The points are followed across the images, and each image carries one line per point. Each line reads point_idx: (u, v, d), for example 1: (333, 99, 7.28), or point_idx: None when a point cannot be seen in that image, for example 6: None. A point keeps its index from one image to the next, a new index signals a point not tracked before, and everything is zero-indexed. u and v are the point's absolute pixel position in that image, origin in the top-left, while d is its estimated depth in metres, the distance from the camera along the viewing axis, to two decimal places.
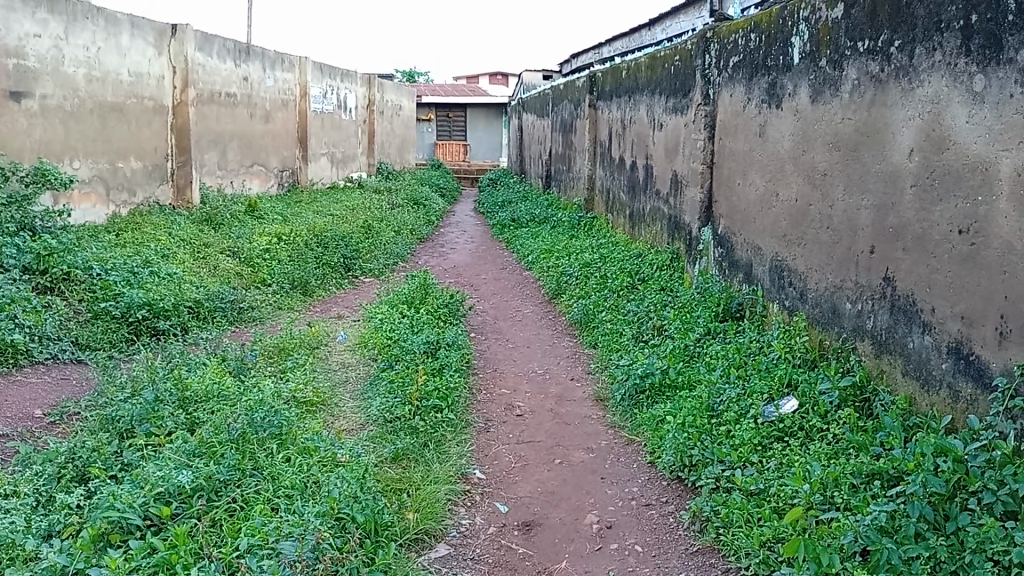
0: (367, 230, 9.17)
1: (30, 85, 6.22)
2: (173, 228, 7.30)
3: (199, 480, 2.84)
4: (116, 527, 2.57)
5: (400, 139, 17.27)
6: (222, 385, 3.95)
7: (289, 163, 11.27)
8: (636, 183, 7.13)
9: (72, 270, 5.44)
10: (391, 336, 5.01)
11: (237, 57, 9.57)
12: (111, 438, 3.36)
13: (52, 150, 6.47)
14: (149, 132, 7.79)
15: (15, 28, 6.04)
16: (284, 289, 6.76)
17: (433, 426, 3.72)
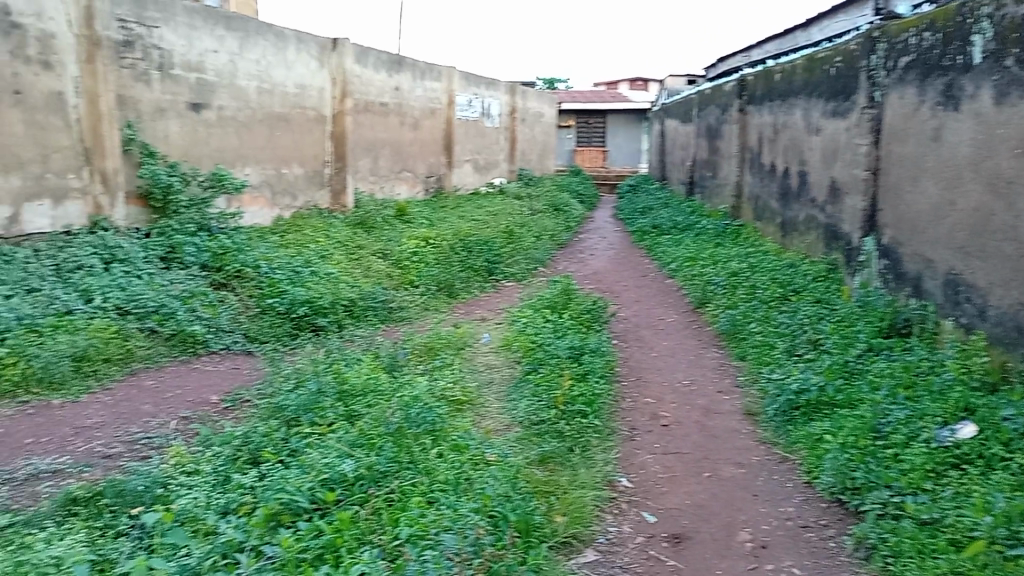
0: (510, 235, 9.35)
1: (209, 97, 6.79)
2: (331, 230, 7.74)
3: (360, 470, 3.01)
4: (287, 509, 2.75)
5: (541, 145, 17.46)
6: (378, 381, 4.14)
7: (435, 169, 11.66)
8: (789, 190, 6.85)
9: (243, 268, 5.89)
10: (536, 340, 5.07)
11: (391, 67, 10.02)
12: (279, 425, 3.59)
13: (227, 157, 7.03)
14: (311, 140, 8.30)
15: (197, 45, 6.61)
16: (431, 291, 7.01)
17: (578, 431, 3.74)
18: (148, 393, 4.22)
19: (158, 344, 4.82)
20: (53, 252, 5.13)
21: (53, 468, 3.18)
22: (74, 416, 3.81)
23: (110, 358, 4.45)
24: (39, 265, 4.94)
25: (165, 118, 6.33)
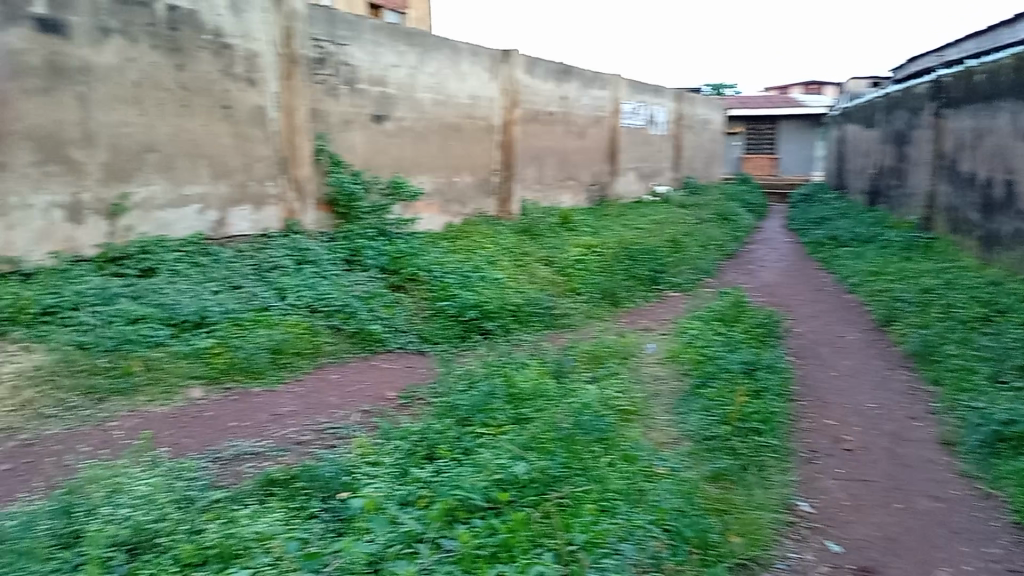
0: (675, 244, 9.17)
1: (390, 109, 7.18)
2: (498, 237, 7.94)
3: (533, 472, 3.07)
4: (462, 506, 2.84)
5: (708, 153, 17.01)
6: (546, 387, 4.19)
7: (599, 177, 11.67)
8: (993, 201, 6.25)
9: (417, 272, 6.17)
10: (705, 353, 4.94)
11: (559, 77, 10.14)
12: (453, 424, 3.72)
13: (404, 166, 7.40)
14: (481, 149, 8.56)
15: (380, 60, 7.01)
16: (595, 299, 7.01)
17: (753, 449, 3.60)
18: (333, 387, 4.50)
19: (342, 341, 5.13)
20: (253, 253, 5.62)
21: (254, 451, 3.40)
22: (269, 403, 4.12)
23: (301, 352, 4.77)
24: (241, 265, 5.40)
25: (351, 130, 6.76)
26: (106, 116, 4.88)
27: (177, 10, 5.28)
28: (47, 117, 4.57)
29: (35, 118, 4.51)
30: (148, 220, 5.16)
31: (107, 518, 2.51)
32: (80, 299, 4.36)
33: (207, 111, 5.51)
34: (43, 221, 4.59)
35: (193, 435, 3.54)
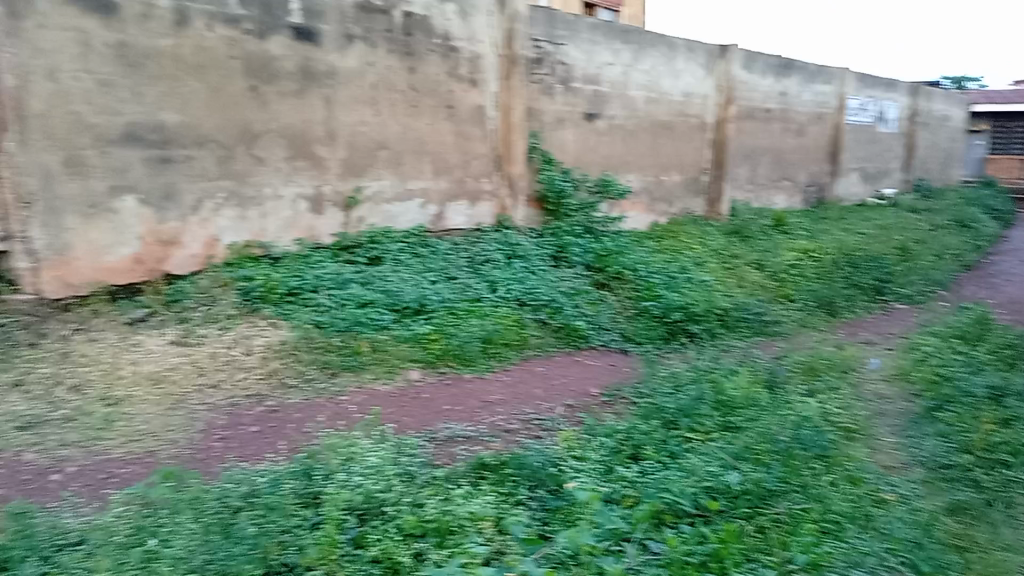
0: (904, 252, 8.39)
1: (602, 107, 7.21)
2: (706, 238, 7.70)
3: (747, 484, 2.95)
4: (670, 509, 2.79)
5: (945, 153, 15.40)
6: (758, 396, 3.99)
7: (817, 178, 10.96)
8: None
9: (623, 271, 6.11)
10: (941, 374, 4.47)
11: (778, 72, 9.65)
12: (659, 425, 3.64)
13: (613, 164, 7.39)
14: (692, 148, 8.35)
15: (596, 59, 7.06)
16: (809, 307, 6.54)
17: (1001, 484, 3.20)
18: (538, 378, 4.53)
19: (548, 335, 5.16)
20: (467, 247, 5.87)
21: (466, 434, 3.54)
22: (481, 390, 4.21)
23: (510, 343, 4.84)
24: (457, 257, 5.67)
25: (564, 128, 6.87)
26: (346, 116, 5.31)
27: (412, 16, 5.61)
28: (298, 117, 5.03)
29: (289, 119, 4.98)
30: (376, 212, 5.58)
31: (342, 483, 2.70)
32: (319, 282, 4.77)
33: (433, 111, 5.84)
34: (291, 211, 5.06)
35: (412, 415, 3.73)
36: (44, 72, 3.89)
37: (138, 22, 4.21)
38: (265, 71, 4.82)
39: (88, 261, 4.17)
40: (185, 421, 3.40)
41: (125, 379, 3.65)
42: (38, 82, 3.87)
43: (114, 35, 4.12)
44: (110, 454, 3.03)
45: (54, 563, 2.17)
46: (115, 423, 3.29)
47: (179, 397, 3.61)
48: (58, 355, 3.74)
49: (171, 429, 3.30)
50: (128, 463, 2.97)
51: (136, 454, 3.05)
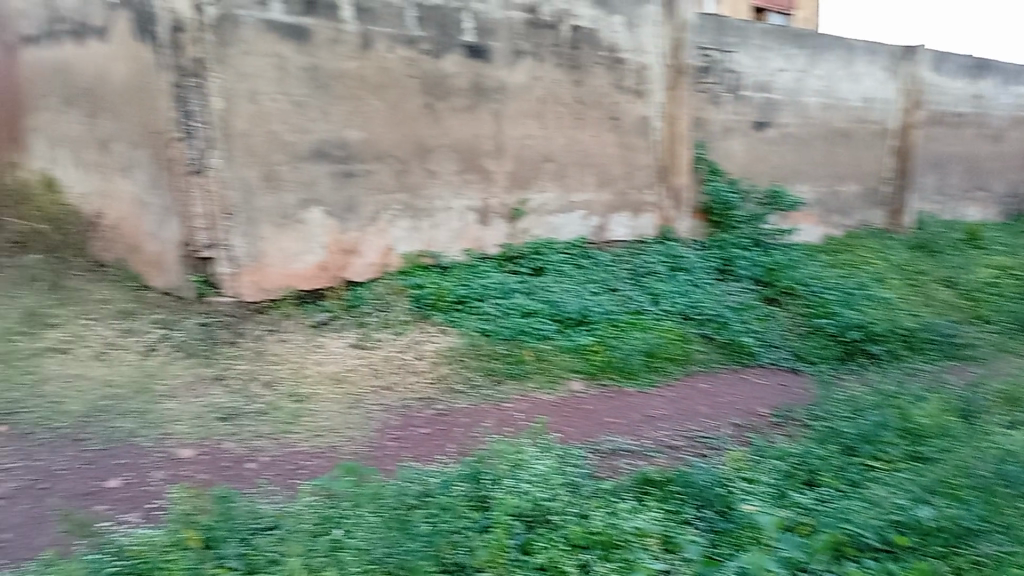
0: None
1: (773, 115, 6.93)
2: (887, 253, 7.18)
3: (941, 521, 2.71)
4: (852, 542, 2.61)
5: None
6: (950, 425, 3.67)
7: (1018, 188, 9.93)
8: None
9: (794, 286, 5.81)
10: None
11: (974, 72, 8.84)
12: (837, 451, 3.42)
13: (784, 174, 7.07)
14: (871, 156, 7.83)
15: (767, 65, 6.80)
16: (1009, 330, 5.92)
17: None
18: (703, 395, 4.38)
19: (712, 351, 4.98)
20: (630, 258, 5.81)
21: (630, 448, 3.49)
22: (644, 405, 4.13)
23: (673, 358, 4.72)
24: (619, 269, 5.61)
25: (732, 137, 6.67)
26: (514, 130, 5.44)
27: (580, 30, 5.66)
28: (469, 131, 5.21)
29: (460, 133, 5.17)
30: (540, 224, 5.66)
31: (510, 489, 2.74)
32: (485, 291, 4.89)
33: (598, 123, 5.86)
34: (460, 222, 5.25)
35: (574, 426, 3.73)
36: (247, 95, 4.26)
37: (328, 47, 4.52)
38: (439, 88, 5.04)
39: (279, 268, 4.53)
40: (363, 420, 3.60)
41: (309, 378, 3.93)
42: (242, 104, 4.25)
43: (307, 59, 4.45)
44: (297, 447, 3.27)
45: (251, 545, 2.35)
46: (301, 418, 3.54)
47: (357, 396, 3.83)
48: (253, 353, 4.09)
49: (351, 426, 3.51)
50: (313, 457, 3.18)
51: (319, 448, 3.27)
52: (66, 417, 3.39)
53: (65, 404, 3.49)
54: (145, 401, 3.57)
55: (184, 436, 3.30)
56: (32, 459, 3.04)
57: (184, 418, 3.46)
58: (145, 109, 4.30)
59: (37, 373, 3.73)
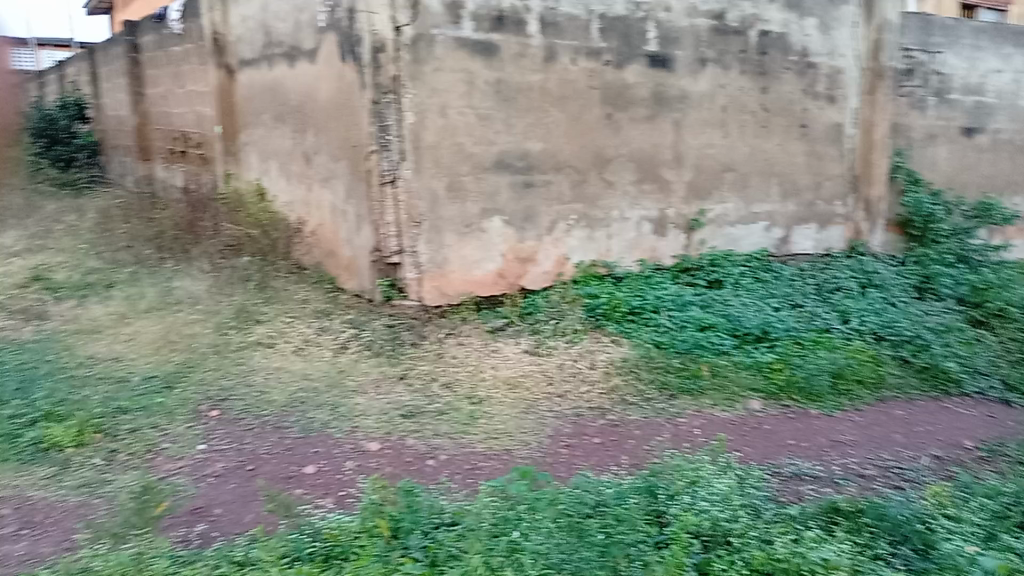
0: None
1: (985, 120, 6.34)
2: None
3: None
4: None
5: None
6: None
7: None
8: None
9: (1007, 307, 5.21)
10: None
11: None
12: None
13: (996, 184, 6.46)
14: None
15: (979, 65, 6.25)
16: None
17: None
18: (898, 422, 4.01)
19: (909, 376, 4.56)
20: (816, 273, 5.48)
21: (815, 474, 3.28)
22: (831, 429, 3.85)
23: (864, 381, 4.37)
24: (803, 284, 5.30)
25: (936, 145, 6.17)
26: (695, 139, 5.33)
27: (768, 35, 5.45)
28: (648, 141, 5.17)
29: (639, 143, 5.14)
30: (719, 235, 5.50)
31: (687, 505, 2.67)
32: (660, 303, 4.81)
33: (784, 131, 5.60)
34: (636, 232, 5.20)
35: (753, 446, 3.57)
36: (437, 109, 4.47)
37: (514, 61, 4.64)
38: (620, 99, 5.03)
39: (460, 274, 4.70)
40: (536, 425, 3.63)
41: (486, 381, 4.03)
42: (432, 118, 4.47)
43: (494, 74, 4.60)
44: (474, 448, 3.36)
45: (433, 539, 2.45)
46: (478, 420, 3.64)
47: (531, 402, 3.85)
48: (434, 355, 4.26)
49: (524, 431, 3.55)
50: (490, 458, 3.26)
51: (495, 450, 3.35)
52: (271, 405, 3.71)
53: (269, 394, 3.82)
54: (337, 395, 3.82)
55: (372, 431, 3.50)
56: (241, 442, 3.35)
57: (371, 413, 3.67)
58: (346, 124, 4.63)
59: (246, 365, 4.11)
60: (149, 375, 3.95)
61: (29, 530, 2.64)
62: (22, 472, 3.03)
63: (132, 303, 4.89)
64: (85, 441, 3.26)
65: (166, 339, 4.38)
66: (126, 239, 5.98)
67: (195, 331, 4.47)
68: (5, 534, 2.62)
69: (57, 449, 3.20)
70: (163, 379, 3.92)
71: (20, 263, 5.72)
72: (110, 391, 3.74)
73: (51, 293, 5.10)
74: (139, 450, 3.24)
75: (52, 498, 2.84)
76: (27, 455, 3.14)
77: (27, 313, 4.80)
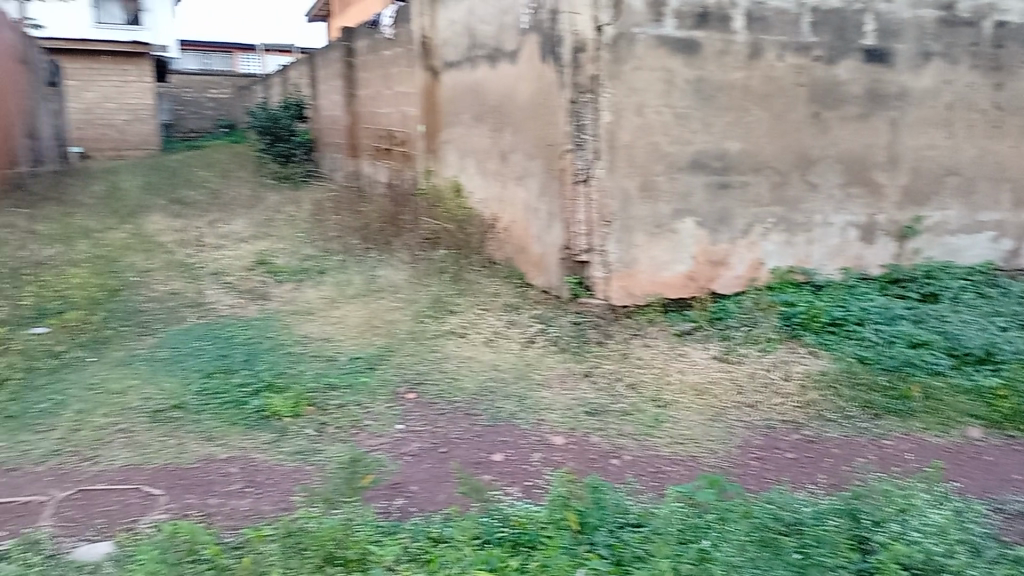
0: None
1: None
2: None
3: None
4: None
5: None
6: None
7: None
8: None
9: None
10: None
11: None
12: None
13: None
14: None
15: None
16: None
17: None
18: None
19: None
20: None
21: None
22: None
23: None
24: None
25: None
26: (912, 140, 4.92)
27: (1006, 25, 4.94)
28: (860, 142, 4.84)
29: (849, 144, 4.83)
30: (937, 245, 5.07)
31: (895, 534, 2.48)
32: (865, 315, 4.50)
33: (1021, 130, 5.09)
34: (839, 239, 4.90)
35: (973, 478, 3.24)
36: (634, 108, 4.44)
37: (716, 59, 4.52)
38: (831, 96, 4.75)
39: (648, 275, 4.65)
40: (725, 434, 3.46)
41: (672, 385, 3.92)
42: (629, 117, 4.44)
43: (695, 72, 4.50)
44: (659, 451, 3.28)
45: (620, 537, 2.46)
46: (663, 424, 3.53)
47: (719, 410, 3.69)
48: (619, 355, 4.24)
49: (712, 438, 3.40)
50: (674, 464, 3.16)
51: (681, 455, 3.24)
52: (462, 392, 3.88)
53: (461, 381, 3.99)
54: (524, 387, 3.92)
55: (557, 425, 3.53)
56: (435, 425, 3.53)
57: (557, 407, 3.71)
58: (544, 123, 4.73)
59: (440, 353, 4.32)
60: (355, 356, 4.25)
61: (253, 488, 2.92)
62: (248, 435, 3.37)
63: (341, 289, 5.31)
64: (300, 411, 3.57)
65: (369, 323, 4.70)
66: (336, 229, 6.50)
67: (394, 318, 4.76)
68: (233, 489, 2.91)
69: (276, 417, 3.53)
70: (367, 360, 4.21)
71: (248, 248, 6.39)
72: (321, 369, 4.07)
73: (273, 276, 5.66)
74: (345, 424, 3.51)
75: (272, 461, 3.14)
76: (252, 421, 3.49)
77: (253, 294, 5.35)
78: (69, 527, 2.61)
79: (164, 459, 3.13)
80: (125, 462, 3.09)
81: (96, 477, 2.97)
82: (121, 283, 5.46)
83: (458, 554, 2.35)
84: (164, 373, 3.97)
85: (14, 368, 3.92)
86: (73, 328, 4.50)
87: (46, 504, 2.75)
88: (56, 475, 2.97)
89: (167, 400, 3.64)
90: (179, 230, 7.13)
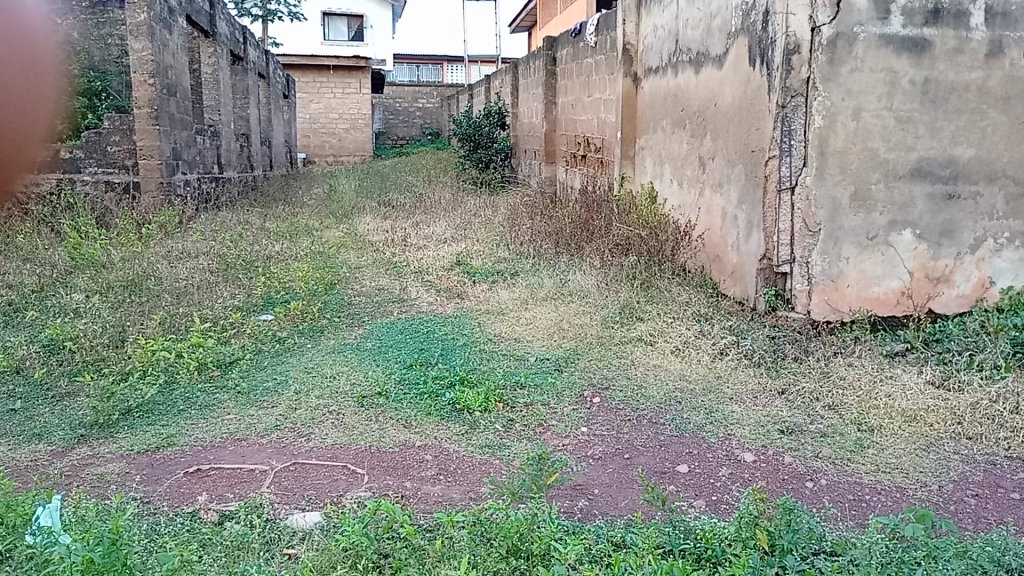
0: None
1: None
2: None
3: None
4: None
5: None
6: None
7: None
8: None
9: None
10: None
11: None
12: None
13: None
14: None
15: None
16: None
17: None
18: None
19: None
20: None
21: None
22: None
23: None
24: None
25: None
26: None
27: None
28: None
29: None
30: None
31: None
32: None
33: None
34: None
35: None
36: (851, 112, 4.14)
37: (949, 58, 4.13)
38: None
39: (856, 290, 4.36)
40: (937, 467, 3.13)
41: (879, 409, 3.59)
42: (845, 122, 4.15)
43: (923, 72, 4.13)
44: (860, 478, 3.04)
45: (813, 565, 2.32)
46: (867, 450, 3.27)
47: (934, 439, 3.35)
48: (820, 373, 3.96)
49: (922, 471, 3.09)
50: (878, 493, 2.93)
51: (886, 485, 2.99)
52: (648, 400, 3.84)
53: (647, 389, 3.95)
54: (713, 400, 3.80)
55: (748, 440, 3.39)
56: (619, 431, 3.53)
57: (747, 423, 3.56)
58: (749, 127, 4.57)
59: (628, 359, 4.30)
60: (543, 357, 4.36)
61: (445, 476, 3.08)
62: (442, 425, 3.55)
63: (532, 291, 5.46)
64: (490, 406, 3.71)
65: (559, 326, 4.78)
66: (530, 233, 6.68)
67: (583, 322, 4.82)
68: (427, 476, 3.08)
69: (468, 410, 3.69)
70: (555, 361, 4.30)
71: (448, 250, 6.74)
72: (511, 367, 4.22)
73: (469, 276, 5.94)
74: (532, 422, 3.60)
75: (463, 452, 3.29)
76: (446, 412, 3.68)
77: (451, 292, 5.63)
78: (287, 495, 2.89)
79: (367, 441, 3.38)
80: (334, 441, 3.37)
81: (309, 452, 3.27)
82: (336, 278, 5.97)
83: (640, 561, 2.31)
84: (369, 361, 4.29)
85: (245, 349, 4.40)
86: (294, 315, 4.98)
87: (267, 474, 3.07)
88: (277, 447, 3.31)
89: (371, 387, 3.93)
90: (388, 230, 7.67)
